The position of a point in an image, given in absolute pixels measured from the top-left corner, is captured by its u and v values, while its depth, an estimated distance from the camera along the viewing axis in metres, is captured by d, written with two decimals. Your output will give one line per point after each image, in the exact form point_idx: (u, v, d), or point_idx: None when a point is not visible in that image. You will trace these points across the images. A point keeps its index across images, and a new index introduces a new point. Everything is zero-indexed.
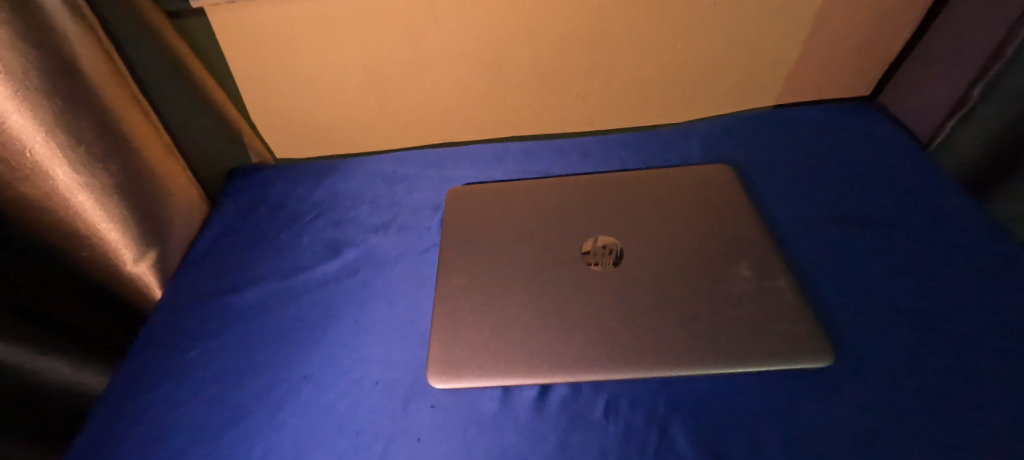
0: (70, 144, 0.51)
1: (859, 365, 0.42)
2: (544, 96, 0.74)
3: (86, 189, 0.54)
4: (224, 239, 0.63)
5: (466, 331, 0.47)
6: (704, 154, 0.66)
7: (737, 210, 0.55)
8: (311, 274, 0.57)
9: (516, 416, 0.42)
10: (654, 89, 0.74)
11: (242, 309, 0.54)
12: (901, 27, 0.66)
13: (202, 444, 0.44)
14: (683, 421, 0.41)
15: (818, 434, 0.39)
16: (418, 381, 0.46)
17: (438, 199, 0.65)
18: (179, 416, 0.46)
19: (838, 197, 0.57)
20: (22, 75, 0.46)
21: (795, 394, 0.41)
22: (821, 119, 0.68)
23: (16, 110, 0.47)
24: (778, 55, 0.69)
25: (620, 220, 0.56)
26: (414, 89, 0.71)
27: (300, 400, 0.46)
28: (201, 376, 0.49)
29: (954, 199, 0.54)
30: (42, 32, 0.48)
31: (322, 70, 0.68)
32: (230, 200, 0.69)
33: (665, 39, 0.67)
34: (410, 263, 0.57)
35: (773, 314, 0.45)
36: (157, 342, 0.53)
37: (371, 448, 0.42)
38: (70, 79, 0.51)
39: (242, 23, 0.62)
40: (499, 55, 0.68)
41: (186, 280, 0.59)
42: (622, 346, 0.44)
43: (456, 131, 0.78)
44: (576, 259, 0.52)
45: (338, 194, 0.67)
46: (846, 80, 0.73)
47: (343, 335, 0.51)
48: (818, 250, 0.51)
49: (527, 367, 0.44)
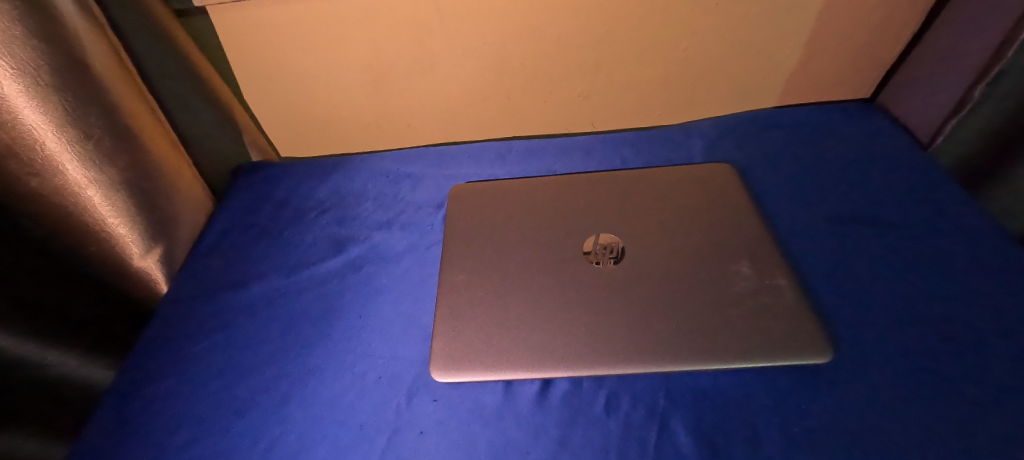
0: (81, 139, 0.52)
1: (858, 363, 0.43)
2: (547, 96, 0.74)
3: (93, 184, 0.55)
4: (228, 236, 0.64)
5: (469, 327, 0.48)
6: (705, 153, 0.66)
7: (739, 209, 0.56)
8: (315, 270, 0.58)
9: (517, 410, 0.43)
10: (656, 88, 0.74)
11: (247, 304, 0.55)
12: (903, 28, 0.66)
13: (208, 436, 0.44)
14: (683, 417, 0.41)
15: (817, 430, 0.39)
16: (421, 376, 0.46)
17: (440, 197, 0.65)
18: (185, 408, 0.47)
19: (839, 197, 0.57)
20: (34, 72, 0.47)
21: (794, 391, 0.42)
22: (823, 120, 0.68)
23: (28, 106, 0.48)
24: (780, 56, 0.70)
25: (622, 219, 0.56)
26: (418, 88, 0.72)
27: (304, 393, 0.46)
28: (206, 369, 0.50)
29: (954, 198, 0.55)
30: (53, 29, 0.48)
31: (327, 69, 0.69)
32: (235, 196, 0.70)
33: (667, 39, 0.67)
34: (413, 260, 0.57)
35: (773, 311, 0.46)
36: (162, 337, 0.53)
37: (375, 441, 0.42)
38: (81, 76, 0.52)
39: (247, 22, 0.62)
40: (502, 54, 0.68)
41: (191, 276, 0.59)
42: (623, 342, 0.45)
43: (459, 130, 0.79)
44: (578, 257, 0.52)
45: (342, 191, 0.68)
46: (848, 81, 0.73)
47: (347, 330, 0.51)
48: (819, 248, 0.52)
49: (529, 362, 0.45)
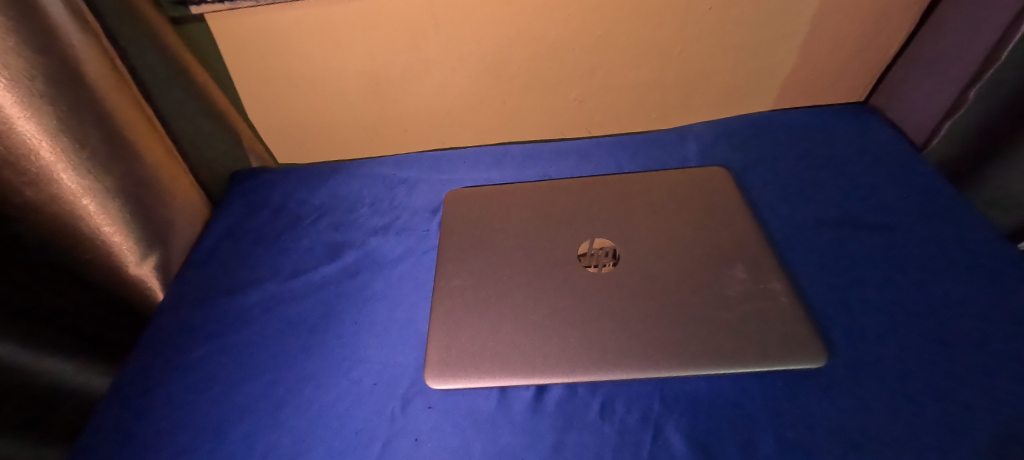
0: (75, 149, 0.52)
1: (852, 367, 0.43)
2: (543, 99, 0.74)
3: (88, 193, 0.55)
4: (225, 242, 0.64)
5: (465, 332, 0.48)
6: (701, 156, 0.66)
7: (733, 213, 0.56)
8: (311, 276, 0.58)
9: (512, 416, 0.43)
10: (652, 92, 0.74)
11: (243, 311, 0.55)
12: (897, 31, 0.66)
13: (203, 443, 0.44)
14: (678, 421, 0.41)
15: (811, 434, 0.39)
16: (416, 381, 0.46)
17: (437, 202, 0.65)
18: (181, 415, 0.47)
19: (834, 201, 0.57)
20: (27, 82, 0.47)
21: (788, 395, 0.42)
22: (817, 122, 0.68)
23: (22, 116, 0.48)
24: (775, 59, 0.70)
25: (618, 223, 0.56)
26: (413, 93, 0.72)
27: (300, 400, 0.46)
28: (203, 375, 0.50)
29: (949, 201, 0.55)
30: (48, 39, 0.49)
31: (322, 75, 0.69)
32: (231, 202, 0.70)
33: (662, 43, 0.67)
34: (409, 266, 0.57)
35: (768, 315, 0.46)
36: (158, 344, 0.53)
37: (370, 447, 0.42)
38: (75, 84, 0.52)
39: (243, 29, 0.63)
40: (499, 59, 0.68)
41: (187, 282, 0.60)
42: (618, 347, 0.45)
43: (455, 135, 0.79)
44: (573, 261, 0.52)
45: (338, 197, 0.68)
46: (844, 84, 0.73)
47: (343, 336, 0.51)
48: (814, 252, 0.52)
49: (525, 368, 0.45)
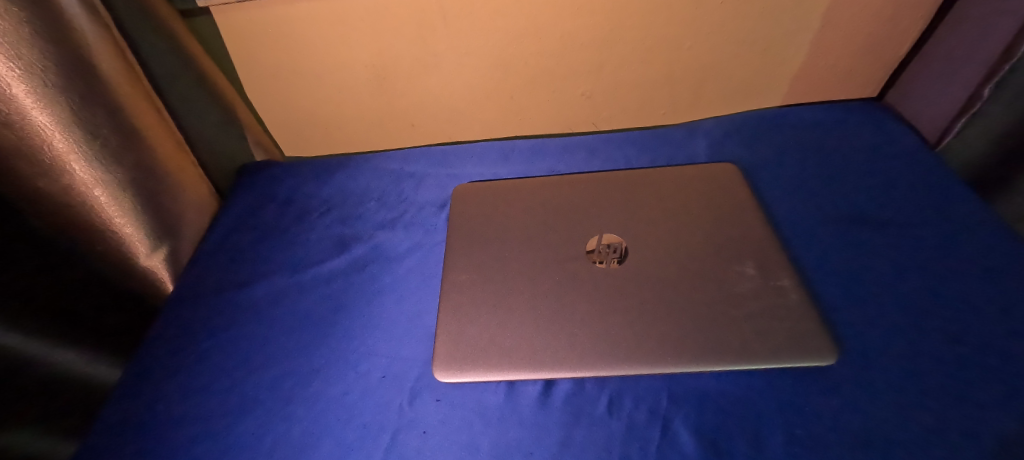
0: (87, 140, 0.53)
1: (862, 365, 0.42)
2: (551, 95, 0.74)
3: (100, 184, 0.55)
4: (234, 234, 0.64)
5: (472, 327, 0.48)
6: (709, 152, 0.66)
7: (742, 209, 0.55)
8: (320, 269, 0.58)
9: (520, 410, 0.43)
10: (660, 87, 0.73)
11: (253, 302, 0.55)
12: (912, 26, 0.65)
13: (215, 434, 0.45)
14: (686, 417, 0.41)
15: (821, 433, 0.39)
16: (424, 376, 0.46)
17: (443, 196, 0.65)
18: (194, 405, 0.47)
19: (845, 199, 0.57)
20: (41, 73, 0.48)
21: (797, 394, 0.42)
22: (828, 120, 0.68)
23: (35, 107, 0.48)
24: (786, 55, 0.69)
25: (626, 219, 0.56)
26: (421, 88, 0.72)
27: (308, 392, 0.47)
28: (212, 367, 0.50)
29: (963, 200, 0.54)
30: (61, 32, 0.49)
31: (331, 68, 0.69)
32: (240, 195, 0.70)
33: (672, 37, 0.67)
34: (416, 260, 0.57)
35: (777, 312, 0.45)
36: (168, 334, 0.54)
37: (378, 440, 0.43)
38: (88, 76, 0.52)
39: (251, 22, 0.63)
40: (507, 54, 0.68)
41: (196, 273, 0.60)
42: (625, 342, 0.45)
43: (462, 129, 0.79)
44: (580, 257, 0.52)
45: (346, 190, 0.68)
46: (856, 80, 0.73)
47: (350, 330, 0.51)
48: (825, 251, 0.51)
49: (532, 362, 0.45)
